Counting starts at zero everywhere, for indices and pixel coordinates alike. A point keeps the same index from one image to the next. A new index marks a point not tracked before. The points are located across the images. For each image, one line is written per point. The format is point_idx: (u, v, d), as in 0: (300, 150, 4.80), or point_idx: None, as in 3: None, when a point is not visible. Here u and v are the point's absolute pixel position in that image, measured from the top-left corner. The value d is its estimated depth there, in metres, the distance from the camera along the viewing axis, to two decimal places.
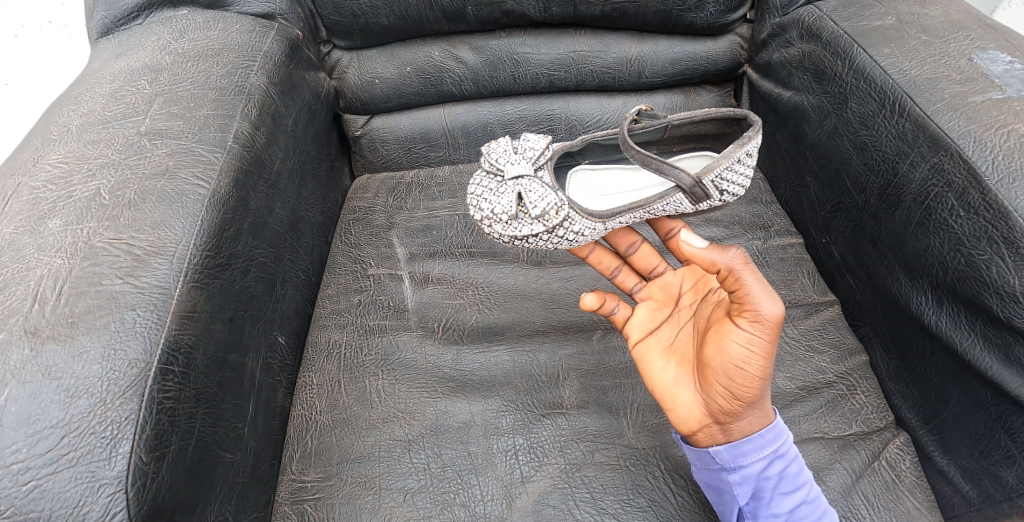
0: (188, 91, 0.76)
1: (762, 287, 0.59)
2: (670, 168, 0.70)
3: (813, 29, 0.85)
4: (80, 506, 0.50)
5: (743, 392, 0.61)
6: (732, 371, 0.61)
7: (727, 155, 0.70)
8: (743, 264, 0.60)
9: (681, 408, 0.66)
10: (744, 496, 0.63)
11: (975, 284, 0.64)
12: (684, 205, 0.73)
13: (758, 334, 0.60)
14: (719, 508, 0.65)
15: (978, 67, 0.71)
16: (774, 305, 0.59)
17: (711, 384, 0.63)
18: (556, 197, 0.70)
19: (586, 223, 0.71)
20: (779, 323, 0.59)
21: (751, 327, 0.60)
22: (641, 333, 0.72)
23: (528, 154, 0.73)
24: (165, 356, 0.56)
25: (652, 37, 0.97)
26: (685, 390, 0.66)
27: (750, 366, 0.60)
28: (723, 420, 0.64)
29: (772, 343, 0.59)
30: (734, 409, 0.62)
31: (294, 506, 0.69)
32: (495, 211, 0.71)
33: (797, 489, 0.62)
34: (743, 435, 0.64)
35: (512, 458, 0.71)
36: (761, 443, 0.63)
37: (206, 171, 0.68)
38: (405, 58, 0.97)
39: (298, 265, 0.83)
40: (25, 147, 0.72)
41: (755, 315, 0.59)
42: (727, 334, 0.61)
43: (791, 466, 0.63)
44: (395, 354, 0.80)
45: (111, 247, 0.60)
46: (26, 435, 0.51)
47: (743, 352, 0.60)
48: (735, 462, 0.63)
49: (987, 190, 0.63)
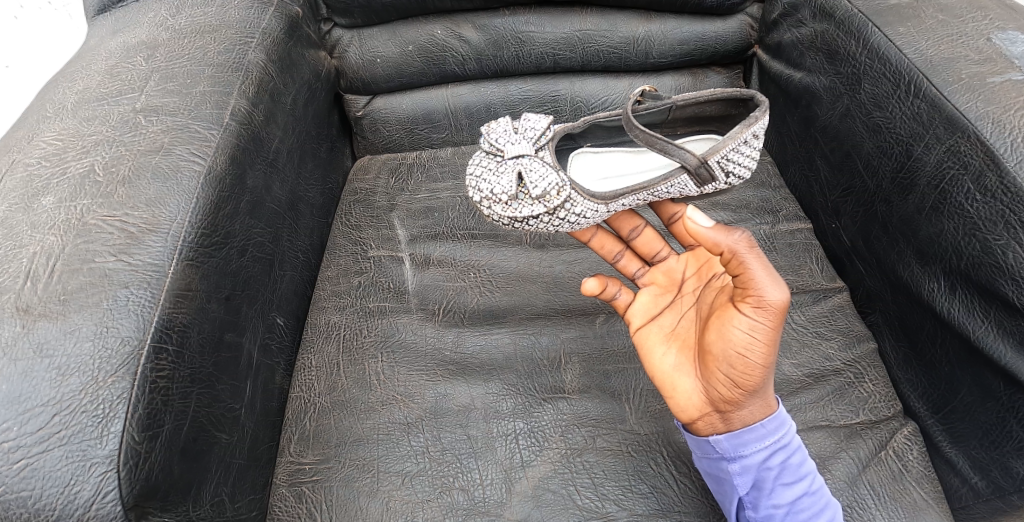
0: (184, 67, 0.74)
1: (766, 271, 0.57)
2: (675, 148, 0.68)
3: (826, 8, 0.83)
4: (72, 486, 0.49)
5: (745, 381, 0.59)
6: (734, 358, 0.59)
7: (734, 136, 0.68)
8: (747, 248, 0.57)
9: (681, 395, 0.64)
10: (744, 486, 0.62)
11: (989, 270, 0.62)
12: (688, 188, 0.71)
13: (761, 321, 0.58)
14: (718, 496, 0.64)
15: (997, 48, 0.69)
16: (779, 292, 0.57)
17: (711, 372, 0.62)
18: (558, 177, 0.68)
19: (588, 205, 0.69)
20: (783, 309, 0.57)
21: (754, 313, 0.58)
22: (642, 319, 0.71)
23: (528, 134, 0.72)
24: (158, 334, 0.55)
25: (659, 17, 0.95)
26: (686, 377, 0.65)
27: (751, 354, 0.58)
28: (723, 410, 0.62)
29: (775, 330, 0.58)
30: (735, 398, 0.61)
31: (292, 488, 0.69)
32: (495, 191, 0.70)
33: (799, 480, 0.61)
34: (744, 424, 0.62)
35: (513, 442, 0.70)
36: (763, 433, 0.62)
37: (202, 148, 0.67)
38: (406, 37, 0.95)
39: (298, 246, 0.82)
40: (20, 124, 0.71)
41: (758, 301, 0.57)
42: (730, 320, 0.59)
43: (793, 457, 0.61)
44: (395, 337, 0.79)
45: (105, 224, 0.59)
46: (16, 413, 0.50)
47: (746, 338, 0.58)
48: (735, 451, 0.61)
49: (1005, 172, 0.61)
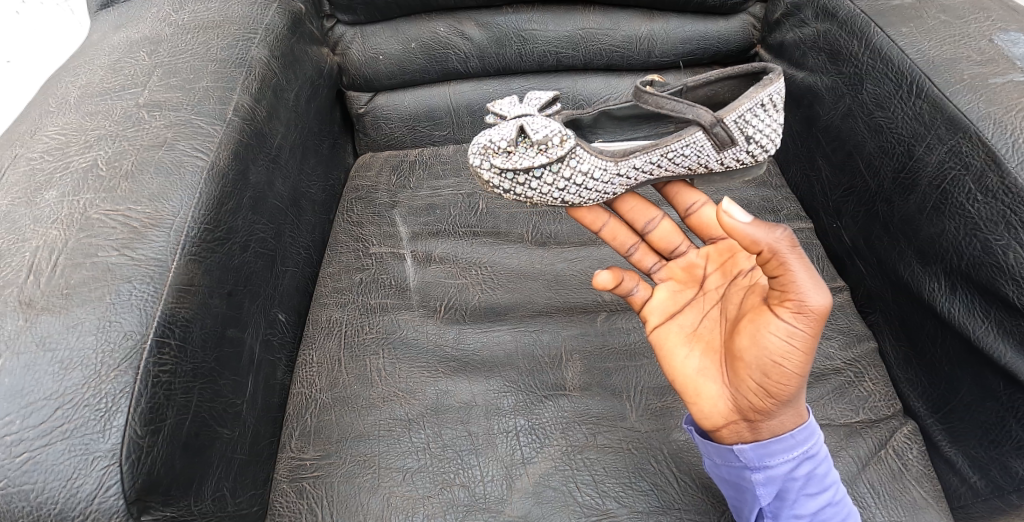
0: (188, 62, 0.74)
1: (808, 275, 0.55)
2: (687, 106, 0.68)
3: (828, 8, 0.83)
4: (74, 479, 0.49)
5: (778, 389, 0.58)
6: (769, 366, 0.57)
7: (750, 94, 0.68)
8: (789, 247, 0.54)
9: (706, 400, 0.63)
10: (766, 496, 0.61)
11: (990, 270, 0.62)
12: (708, 156, 0.70)
13: (799, 327, 0.55)
14: (735, 503, 0.64)
15: (999, 49, 0.69)
16: (821, 296, 0.54)
17: (741, 379, 0.60)
18: (562, 128, 0.68)
19: (595, 160, 0.68)
20: (824, 314, 0.55)
21: (793, 319, 0.55)
22: (661, 318, 0.70)
23: (535, 101, 0.73)
24: (161, 328, 0.55)
25: (662, 16, 0.95)
26: (711, 382, 0.64)
27: (788, 363, 0.56)
28: (752, 418, 0.61)
29: (815, 337, 0.55)
30: (766, 407, 0.60)
31: (292, 484, 0.69)
32: (494, 139, 0.69)
33: (824, 491, 0.60)
34: (772, 434, 0.61)
35: (514, 439, 0.70)
36: (792, 443, 0.61)
37: (205, 144, 0.67)
38: (409, 34, 0.95)
39: (299, 243, 0.82)
40: (23, 118, 0.71)
41: (799, 306, 0.55)
42: (765, 325, 0.57)
43: (819, 468, 0.61)
44: (396, 333, 0.79)
45: (108, 218, 0.59)
46: (19, 406, 0.50)
47: (782, 345, 0.56)
48: (761, 461, 0.61)
49: (1007, 172, 0.61)
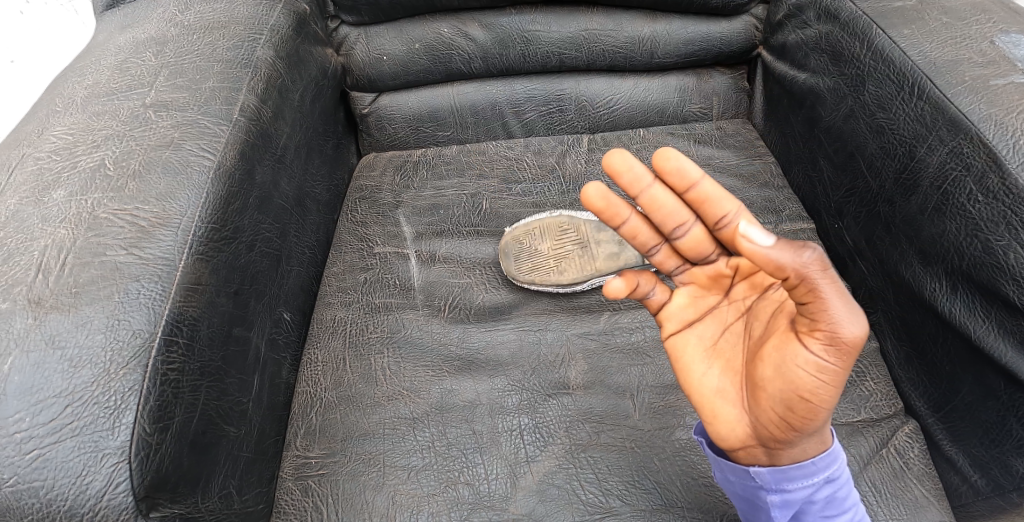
0: (194, 63, 0.75)
1: (841, 303, 0.49)
2: None
3: (830, 10, 0.84)
4: (84, 476, 0.50)
5: (802, 422, 0.53)
6: (794, 399, 0.51)
7: None
8: (819, 271, 0.48)
9: (722, 423, 0.58)
10: (781, 515, 0.60)
11: (991, 270, 0.63)
12: None
13: (830, 362, 0.49)
14: (745, 512, 0.64)
15: (1000, 51, 0.70)
16: (856, 328, 0.48)
17: (762, 407, 0.55)
18: None
19: None
20: (858, 347, 0.49)
21: (823, 351, 0.50)
22: (678, 325, 0.63)
23: None
24: (169, 327, 0.56)
25: (665, 17, 0.95)
26: (729, 405, 0.58)
27: (816, 397, 0.51)
28: (771, 446, 0.56)
29: (845, 372, 0.50)
30: (787, 438, 0.55)
31: (298, 482, 0.69)
32: None
33: (842, 514, 0.59)
34: (793, 461, 0.57)
35: (518, 437, 0.71)
36: (812, 469, 0.58)
37: (211, 144, 0.67)
38: (413, 35, 0.96)
39: (304, 242, 0.82)
40: (30, 118, 0.72)
41: (830, 338, 0.49)
42: (793, 354, 0.51)
43: (840, 491, 0.59)
44: (400, 332, 0.79)
45: (116, 217, 0.60)
46: (28, 404, 0.51)
47: (810, 379, 0.50)
48: (777, 484, 0.58)
49: (1008, 173, 0.62)
